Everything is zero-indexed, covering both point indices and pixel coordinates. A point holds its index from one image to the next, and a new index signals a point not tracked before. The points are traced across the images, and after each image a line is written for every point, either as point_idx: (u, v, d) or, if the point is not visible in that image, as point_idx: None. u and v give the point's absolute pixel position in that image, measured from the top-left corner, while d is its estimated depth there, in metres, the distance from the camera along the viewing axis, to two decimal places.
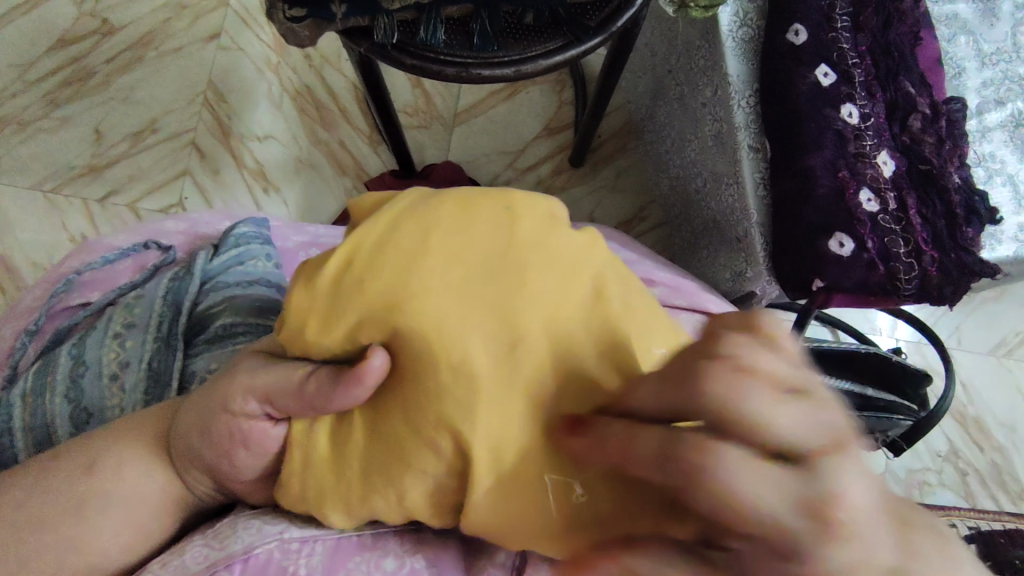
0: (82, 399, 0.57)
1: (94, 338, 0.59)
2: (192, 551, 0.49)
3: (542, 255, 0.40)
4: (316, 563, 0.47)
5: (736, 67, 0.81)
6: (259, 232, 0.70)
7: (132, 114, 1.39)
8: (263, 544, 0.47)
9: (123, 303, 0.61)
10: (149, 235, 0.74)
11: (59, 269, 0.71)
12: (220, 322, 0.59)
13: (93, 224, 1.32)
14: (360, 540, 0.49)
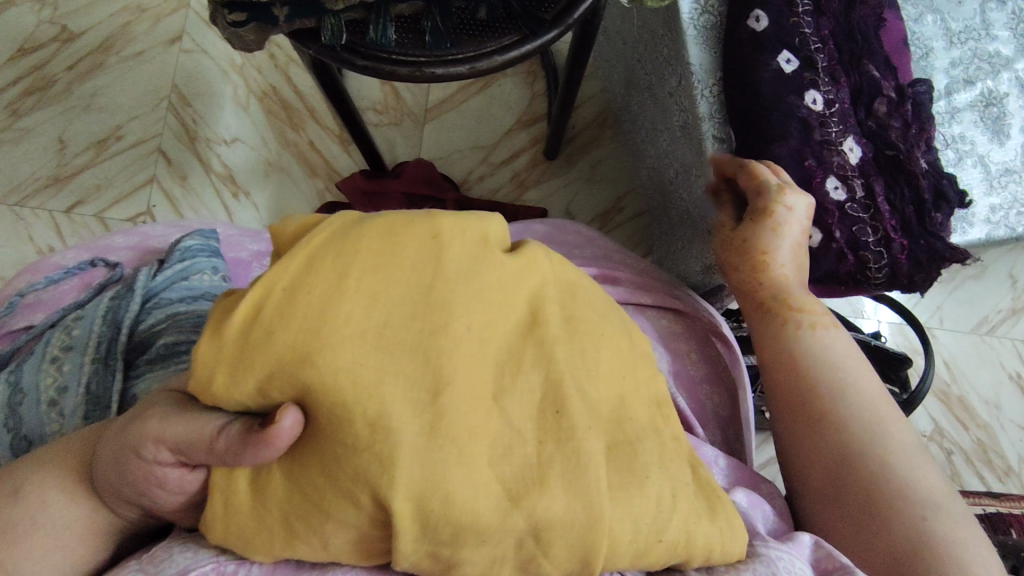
0: (20, 426, 0.55)
1: (32, 362, 0.57)
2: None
3: (464, 289, 0.41)
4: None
5: (698, 56, 0.79)
6: (207, 244, 0.69)
7: (96, 122, 1.36)
8: (199, 567, 0.46)
9: (64, 325, 0.60)
10: (96, 251, 0.72)
11: (5, 292, 0.69)
12: (161, 341, 0.58)
13: (60, 235, 1.30)
14: (297, 563, 0.48)
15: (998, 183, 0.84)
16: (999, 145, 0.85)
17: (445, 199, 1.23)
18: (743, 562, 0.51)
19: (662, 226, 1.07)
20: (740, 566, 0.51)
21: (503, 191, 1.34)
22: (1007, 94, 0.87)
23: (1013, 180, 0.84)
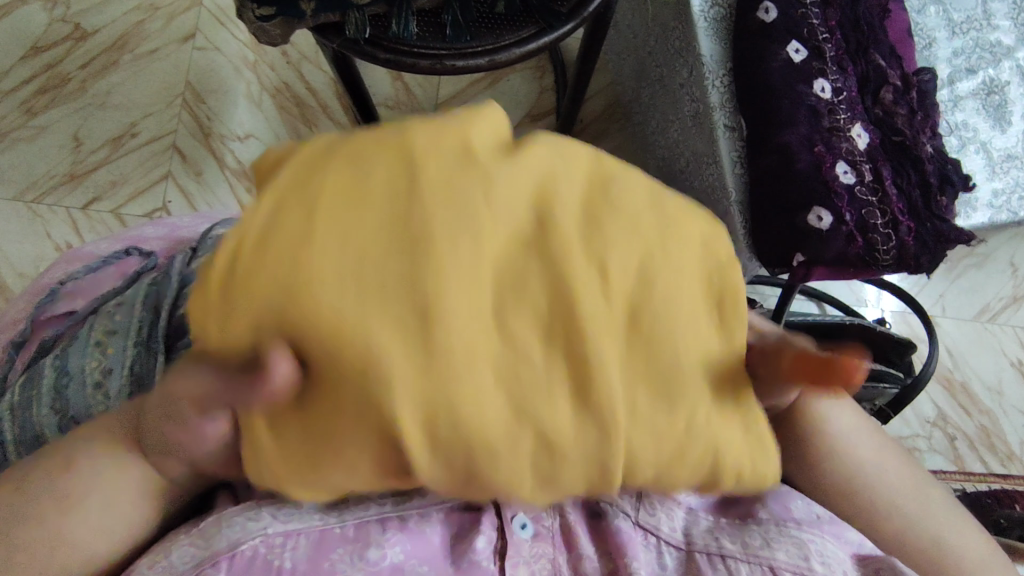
0: (68, 408, 0.58)
1: (79, 346, 0.60)
2: (178, 548, 0.48)
3: (448, 207, 0.35)
4: (300, 554, 0.49)
5: (708, 47, 0.82)
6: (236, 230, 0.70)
7: (110, 119, 1.38)
8: (249, 540, 0.49)
9: (104, 310, 0.62)
10: (130, 242, 0.75)
11: (42, 281, 0.71)
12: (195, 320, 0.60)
13: (77, 232, 1.32)
14: (344, 531, 0.51)
15: (1001, 169, 0.87)
16: (1001, 132, 0.88)
17: None
18: (779, 539, 0.55)
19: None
20: (775, 543, 0.54)
21: None
22: (1009, 82, 0.89)
23: (1015, 166, 0.87)
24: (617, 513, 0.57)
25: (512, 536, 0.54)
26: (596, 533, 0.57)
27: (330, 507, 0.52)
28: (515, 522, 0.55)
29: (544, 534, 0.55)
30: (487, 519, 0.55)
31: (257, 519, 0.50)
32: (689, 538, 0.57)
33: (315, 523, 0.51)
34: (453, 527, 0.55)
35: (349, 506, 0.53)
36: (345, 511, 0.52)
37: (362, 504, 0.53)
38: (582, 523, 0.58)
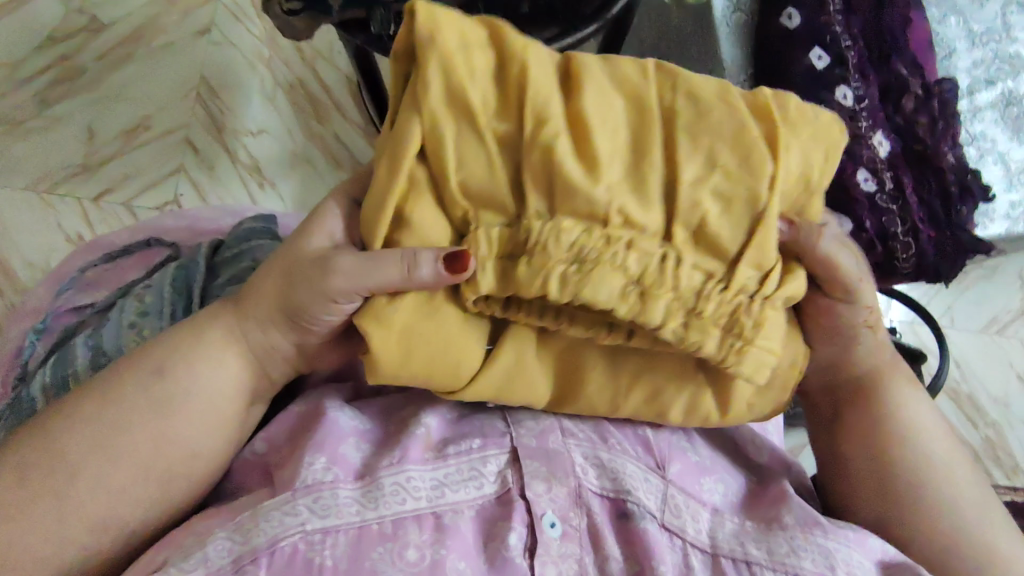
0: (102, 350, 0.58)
1: (112, 320, 0.60)
2: (215, 542, 0.49)
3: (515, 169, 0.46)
4: (340, 553, 0.50)
5: (728, 51, 0.81)
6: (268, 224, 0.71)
7: (125, 112, 1.38)
8: (287, 537, 0.50)
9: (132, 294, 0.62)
10: (150, 233, 0.75)
11: (62, 272, 0.71)
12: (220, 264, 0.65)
13: (90, 223, 1.31)
14: (381, 528, 0.51)
15: (1018, 181, 0.87)
16: (1018, 144, 0.88)
17: None
18: (803, 545, 0.55)
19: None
20: (801, 551, 0.55)
21: None
22: None
23: None
24: (645, 514, 0.56)
25: (541, 535, 0.53)
26: (622, 532, 0.56)
27: (367, 500, 0.52)
28: (544, 519, 0.54)
29: (572, 534, 0.55)
30: (517, 514, 0.54)
31: (297, 513, 0.50)
32: (714, 541, 0.56)
33: (352, 521, 0.51)
34: (483, 525, 0.54)
35: (385, 498, 0.52)
36: (383, 504, 0.52)
37: (399, 498, 0.52)
38: (608, 522, 0.56)
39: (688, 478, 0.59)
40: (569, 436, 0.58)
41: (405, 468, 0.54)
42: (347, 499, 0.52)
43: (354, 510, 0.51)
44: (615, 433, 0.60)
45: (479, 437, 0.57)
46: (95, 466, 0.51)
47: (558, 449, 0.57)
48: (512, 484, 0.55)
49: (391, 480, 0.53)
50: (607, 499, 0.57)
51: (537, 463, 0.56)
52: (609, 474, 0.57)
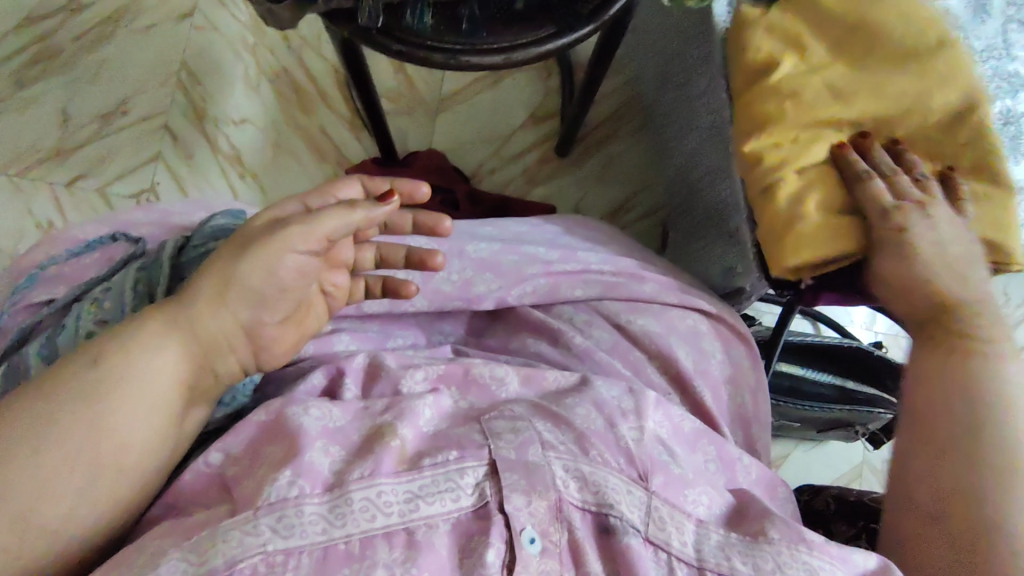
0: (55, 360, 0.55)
1: (68, 324, 0.56)
2: (167, 563, 0.46)
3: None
4: (304, 574, 0.47)
5: (729, 58, 0.79)
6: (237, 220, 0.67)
7: (102, 95, 1.33)
8: (246, 557, 0.47)
9: (90, 296, 0.59)
10: (119, 226, 0.71)
11: (21, 263, 0.67)
12: (183, 262, 0.61)
13: (61, 209, 1.27)
14: (348, 547, 0.49)
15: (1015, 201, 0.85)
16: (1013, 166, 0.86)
17: (454, 189, 1.23)
18: (789, 563, 0.53)
19: (682, 224, 1.05)
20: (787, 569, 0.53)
21: (512, 186, 1.34)
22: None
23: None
24: (628, 529, 0.54)
25: (518, 551, 0.50)
26: (606, 551, 0.54)
27: (334, 517, 0.49)
28: (523, 535, 0.51)
29: (552, 551, 0.52)
30: (496, 530, 0.51)
31: (259, 533, 0.47)
32: (701, 556, 0.54)
33: (317, 541, 0.48)
34: (460, 539, 0.51)
35: (354, 515, 0.49)
36: (352, 521, 0.49)
37: (368, 515, 0.50)
38: (591, 537, 0.54)
39: (672, 490, 0.57)
40: (549, 449, 0.56)
41: (376, 481, 0.51)
42: (312, 516, 0.49)
43: (318, 529, 0.48)
44: (597, 444, 0.57)
45: (456, 450, 0.54)
46: (13, 453, 0.47)
47: (538, 462, 0.54)
48: (490, 497, 0.53)
49: (361, 496, 0.50)
50: (591, 516, 0.54)
51: (517, 475, 0.53)
52: (591, 487, 0.55)
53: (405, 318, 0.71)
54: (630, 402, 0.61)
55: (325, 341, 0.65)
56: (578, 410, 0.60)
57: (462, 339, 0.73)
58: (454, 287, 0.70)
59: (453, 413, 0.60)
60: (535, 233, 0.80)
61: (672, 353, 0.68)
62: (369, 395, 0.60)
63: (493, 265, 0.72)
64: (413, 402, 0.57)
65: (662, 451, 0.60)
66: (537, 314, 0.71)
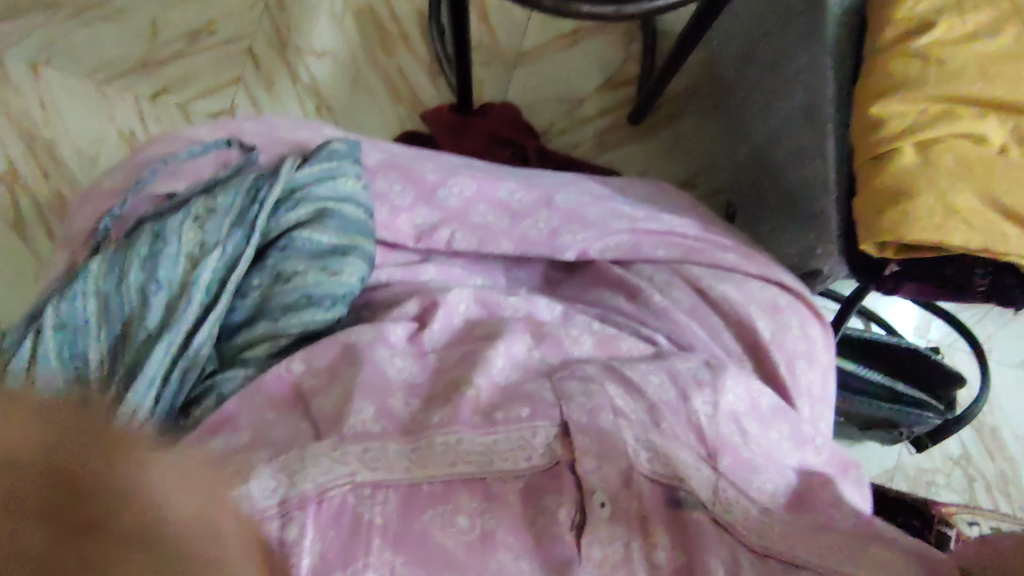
0: (155, 268, 0.52)
1: (173, 223, 0.53)
2: (258, 479, 0.45)
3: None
4: (391, 511, 0.47)
5: (834, 34, 0.78)
6: (356, 148, 0.63)
7: (192, 13, 1.35)
8: (337, 487, 0.46)
9: (203, 196, 0.56)
10: (229, 131, 0.68)
11: (139, 156, 0.64)
12: (302, 187, 0.58)
13: (142, 120, 1.28)
14: (431, 488, 0.48)
15: None
16: None
17: (525, 145, 1.23)
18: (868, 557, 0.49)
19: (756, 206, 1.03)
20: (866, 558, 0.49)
21: (582, 148, 1.33)
22: None
23: None
24: (696, 504, 0.51)
25: (587, 514, 0.49)
26: (672, 523, 0.51)
27: (417, 458, 0.49)
28: (594, 498, 0.50)
29: (620, 517, 0.50)
30: (565, 488, 0.50)
31: (345, 463, 0.47)
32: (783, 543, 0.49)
33: (402, 477, 0.48)
34: (532, 496, 0.50)
35: (436, 459, 0.49)
36: (434, 463, 0.49)
37: (449, 459, 0.49)
38: (658, 508, 0.51)
39: (742, 472, 0.54)
40: (621, 417, 0.53)
41: (455, 428, 0.50)
42: (397, 454, 0.48)
43: (401, 467, 0.48)
44: (668, 416, 0.55)
45: (528, 407, 0.53)
46: None
47: (610, 429, 0.52)
48: (561, 458, 0.51)
49: (442, 440, 0.50)
50: (659, 487, 0.52)
51: (589, 439, 0.51)
52: (661, 459, 0.52)
53: (486, 261, 0.72)
54: (707, 375, 0.58)
55: (413, 270, 0.66)
56: (650, 378, 0.57)
57: (537, 288, 0.74)
58: (540, 234, 0.71)
59: (524, 365, 0.57)
60: (618, 192, 0.80)
61: (751, 322, 0.69)
62: (446, 338, 0.59)
63: (581, 217, 0.72)
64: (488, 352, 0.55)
65: (733, 431, 0.56)
66: (616, 270, 0.71)
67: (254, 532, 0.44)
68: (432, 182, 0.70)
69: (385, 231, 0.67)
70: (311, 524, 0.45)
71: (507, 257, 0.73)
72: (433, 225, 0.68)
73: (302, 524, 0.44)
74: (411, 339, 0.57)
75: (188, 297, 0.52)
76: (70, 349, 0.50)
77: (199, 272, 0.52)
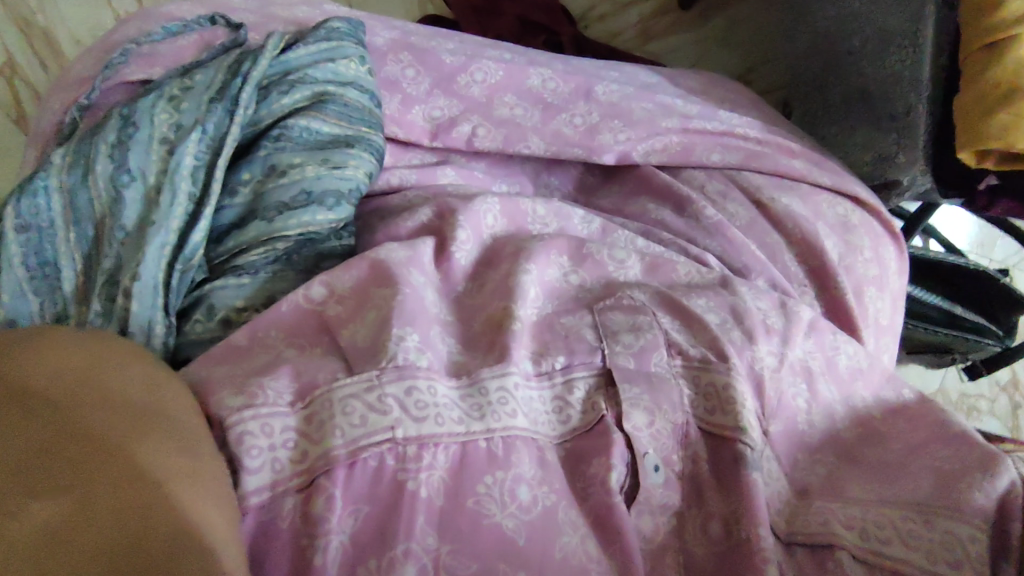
0: (124, 158, 0.43)
1: (144, 105, 0.44)
2: (269, 422, 0.35)
3: None
4: (436, 483, 0.34)
5: None
6: (357, 31, 0.53)
7: None
8: (374, 445, 0.35)
9: (178, 79, 0.46)
10: (216, 9, 0.58)
11: (110, 39, 0.55)
12: (294, 70, 0.48)
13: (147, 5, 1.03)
14: (490, 447, 0.36)
15: None
16: None
17: (559, 32, 1.07)
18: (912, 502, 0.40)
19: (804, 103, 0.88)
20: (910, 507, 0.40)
21: (624, 37, 1.17)
22: None
23: None
24: (757, 463, 0.40)
25: (641, 481, 0.39)
26: (723, 485, 0.40)
27: (471, 408, 0.37)
28: (647, 462, 0.39)
29: (674, 481, 0.40)
30: (616, 451, 0.39)
31: (385, 410, 0.35)
32: (837, 506, 0.41)
33: (455, 434, 0.36)
34: (577, 462, 0.39)
35: (493, 408, 0.37)
36: (492, 414, 0.37)
37: (508, 409, 0.37)
38: (709, 470, 0.41)
39: (790, 440, 0.44)
40: (678, 357, 0.43)
41: (510, 370, 0.39)
42: (447, 400, 0.37)
43: (455, 418, 0.36)
44: (733, 354, 0.43)
45: (564, 355, 0.41)
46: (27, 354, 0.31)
47: (661, 373, 0.42)
48: (606, 412, 0.40)
49: (496, 386, 0.38)
50: (710, 441, 0.41)
51: (638, 389, 0.41)
52: (718, 405, 0.41)
53: (512, 164, 0.63)
54: (778, 319, 0.47)
55: (429, 173, 0.58)
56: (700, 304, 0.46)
57: (570, 197, 0.65)
58: (576, 131, 0.61)
59: (559, 293, 0.46)
60: (668, 86, 0.69)
61: (819, 240, 0.59)
62: (476, 252, 0.47)
63: (624, 111, 0.62)
64: (519, 277, 0.44)
65: (799, 386, 0.45)
66: (663, 177, 0.62)
67: (277, 504, 0.34)
68: (451, 68, 0.60)
69: (396, 125, 0.57)
70: (337, 497, 0.33)
71: (535, 161, 0.64)
72: (452, 120, 0.59)
73: (330, 496, 0.33)
74: (438, 264, 0.45)
75: (168, 191, 0.42)
76: (40, 255, 0.42)
77: (178, 161, 0.43)
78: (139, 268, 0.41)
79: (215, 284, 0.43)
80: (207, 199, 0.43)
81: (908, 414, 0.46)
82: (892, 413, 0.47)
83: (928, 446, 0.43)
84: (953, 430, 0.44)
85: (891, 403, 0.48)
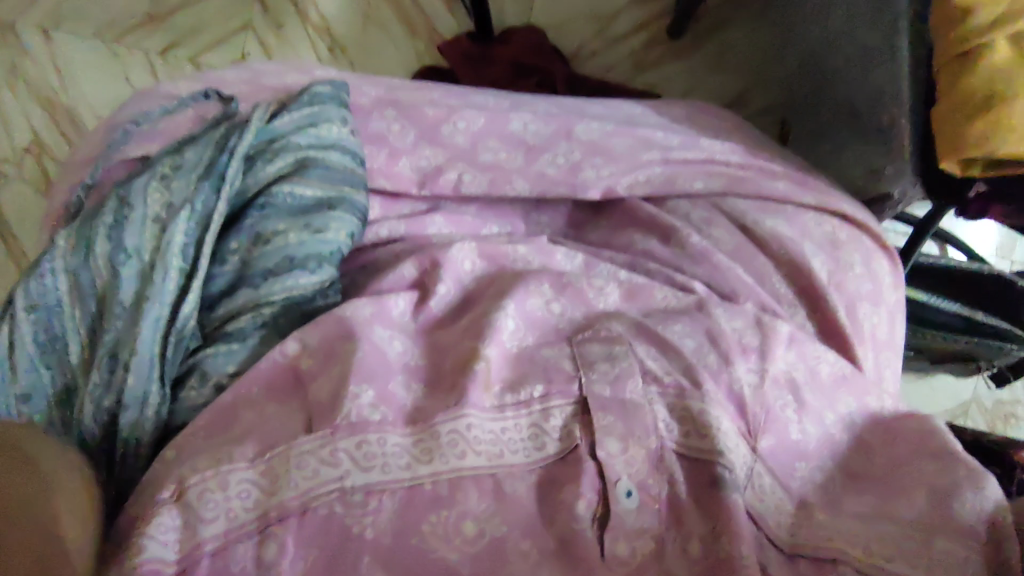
0: (120, 238, 0.45)
1: (137, 186, 0.47)
2: (237, 477, 0.39)
3: None
4: (384, 523, 0.39)
5: None
6: (340, 94, 0.56)
7: None
8: (322, 493, 0.39)
9: (170, 157, 0.49)
10: (211, 83, 0.61)
11: (115, 120, 0.59)
12: (277, 141, 0.51)
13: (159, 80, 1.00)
14: (434, 489, 0.40)
15: None
16: None
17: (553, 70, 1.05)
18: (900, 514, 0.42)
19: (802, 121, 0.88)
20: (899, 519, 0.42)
21: (617, 70, 1.13)
22: None
23: None
24: (737, 484, 0.41)
25: (613, 505, 0.40)
26: (708, 507, 0.41)
27: (420, 452, 0.40)
28: (619, 487, 0.41)
29: (651, 505, 0.41)
30: (587, 478, 0.41)
31: (335, 464, 0.39)
32: (825, 524, 0.42)
33: (400, 480, 0.39)
34: (546, 491, 0.41)
35: (442, 450, 0.40)
36: (438, 457, 0.40)
37: (456, 451, 0.40)
38: (694, 493, 0.42)
39: (780, 457, 0.44)
40: (654, 383, 0.44)
41: (464, 412, 0.41)
42: (395, 448, 0.40)
43: (400, 463, 0.40)
44: (709, 380, 0.44)
45: (543, 382, 0.44)
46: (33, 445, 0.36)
47: (639, 400, 0.43)
48: (580, 441, 0.42)
49: (448, 430, 0.41)
50: (691, 465, 0.42)
51: (612, 416, 0.42)
52: (694, 428, 0.43)
53: (501, 205, 0.64)
54: (754, 337, 0.48)
55: (418, 222, 0.59)
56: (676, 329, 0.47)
57: (561, 231, 0.66)
58: (559, 171, 0.62)
59: (543, 328, 0.47)
60: (650, 118, 0.70)
61: (806, 262, 0.59)
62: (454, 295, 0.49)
63: (605, 148, 0.64)
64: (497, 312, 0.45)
65: (786, 397, 0.46)
66: (648, 209, 0.63)
67: (230, 550, 0.37)
68: (435, 119, 0.62)
69: (383, 178, 0.60)
70: (290, 544, 0.38)
71: (523, 200, 0.65)
72: (438, 167, 0.60)
73: (283, 542, 0.37)
74: (409, 314, 0.47)
75: (161, 268, 0.45)
76: (47, 334, 0.45)
77: (169, 239, 0.46)
78: (136, 344, 0.43)
79: (207, 353, 0.46)
80: (196, 272, 0.46)
81: (889, 436, 0.48)
82: (883, 433, 0.48)
83: (913, 464, 0.45)
84: (938, 442, 0.45)
85: (875, 414, 0.49)
